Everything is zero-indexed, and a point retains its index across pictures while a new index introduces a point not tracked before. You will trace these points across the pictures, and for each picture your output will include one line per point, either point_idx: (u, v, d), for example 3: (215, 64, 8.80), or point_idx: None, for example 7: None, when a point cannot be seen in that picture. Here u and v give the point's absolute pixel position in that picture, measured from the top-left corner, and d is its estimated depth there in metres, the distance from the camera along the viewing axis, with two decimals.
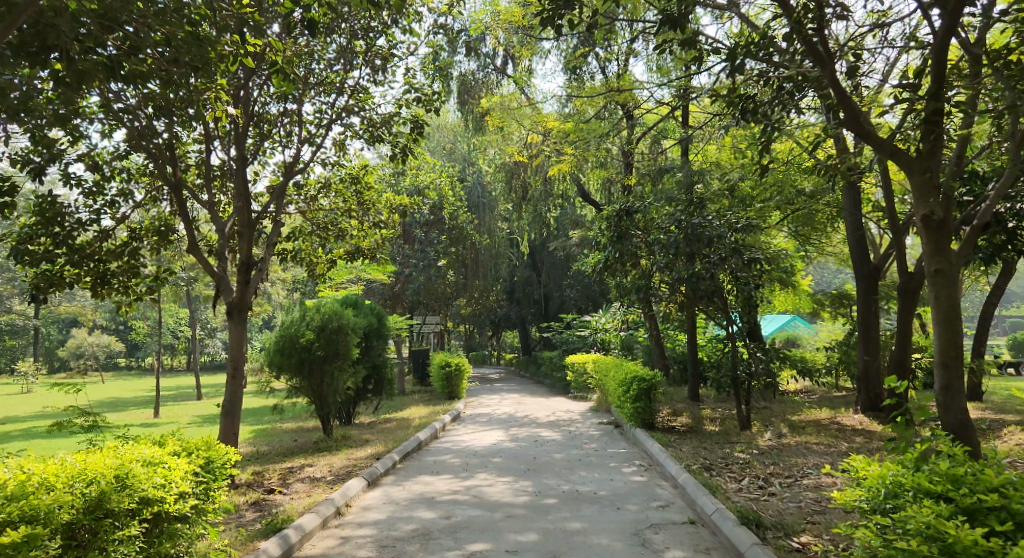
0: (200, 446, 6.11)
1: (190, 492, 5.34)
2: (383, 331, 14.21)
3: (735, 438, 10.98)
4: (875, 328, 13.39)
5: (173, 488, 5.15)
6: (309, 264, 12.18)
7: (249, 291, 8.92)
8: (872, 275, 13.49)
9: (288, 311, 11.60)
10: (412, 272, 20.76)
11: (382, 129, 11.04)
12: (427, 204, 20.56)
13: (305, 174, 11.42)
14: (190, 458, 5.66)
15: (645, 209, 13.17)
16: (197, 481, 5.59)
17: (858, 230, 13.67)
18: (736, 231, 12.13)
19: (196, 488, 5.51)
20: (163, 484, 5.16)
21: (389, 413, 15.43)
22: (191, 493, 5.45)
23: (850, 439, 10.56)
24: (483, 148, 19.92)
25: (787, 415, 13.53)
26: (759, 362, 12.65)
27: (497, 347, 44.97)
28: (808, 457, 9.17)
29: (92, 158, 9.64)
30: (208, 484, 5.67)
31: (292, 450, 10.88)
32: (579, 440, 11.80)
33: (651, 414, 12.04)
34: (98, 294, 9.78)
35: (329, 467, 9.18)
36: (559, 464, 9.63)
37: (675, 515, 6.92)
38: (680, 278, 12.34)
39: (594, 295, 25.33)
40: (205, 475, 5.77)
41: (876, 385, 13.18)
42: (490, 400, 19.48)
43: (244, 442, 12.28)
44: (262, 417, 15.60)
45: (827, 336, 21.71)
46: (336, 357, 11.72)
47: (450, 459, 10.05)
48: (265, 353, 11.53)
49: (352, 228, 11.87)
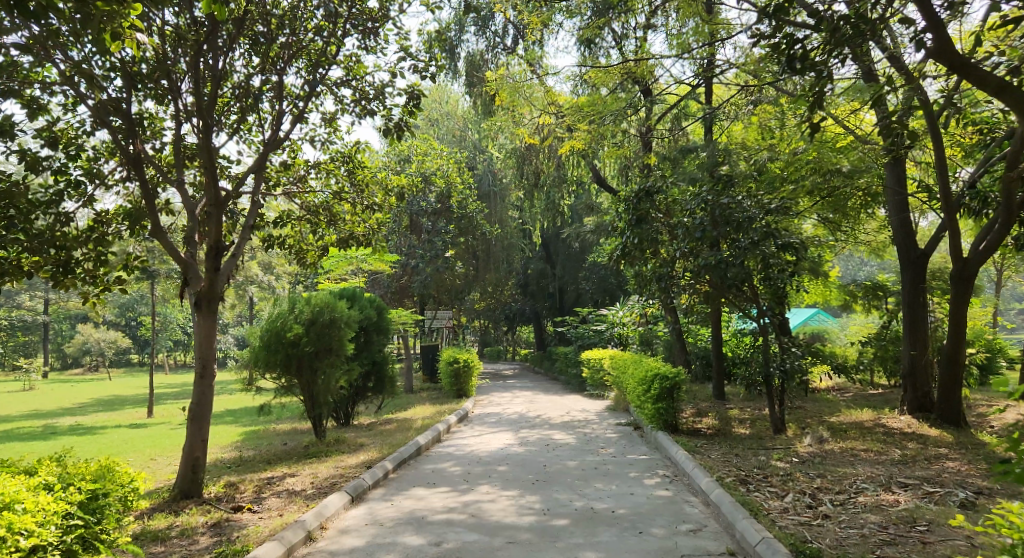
0: (89, 474, 5.36)
1: (47, 544, 4.62)
2: (382, 325, 13.17)
3: (770, 444, 9.88)
4: (923, 320, 12.23)
5: (16, 542, 4.42)
6: (299, 252, 11.13)
7: (220, 280, 7.81)
8: (919, 262, 12.31)
9: (275, 303, 10.57)
10: (418, 264, 19.46)
11: (375, 101, 9.95)
12: (434, 191, 19.53)
13: (292, 152, 10.38)
14: (63, 496, 4.92)
15: (669, 189, 11.96)
16: (68, 526, 4.86)
17: (903, 212, 12.52)
18: (769, 212, 10.95)
19: (61, 535, 4.76)
20: (5, 536, 4.43)
21: (392, 413, 14.39)
22: (55, 544, 4.72)
23: (902, 445, 9.45)
24: (494, 132, 18.85)
25: (824, 416, 12.40)
26: (793, 358, 11.51)
27: (511, 343, 43.83)
28: (858, 467, 8.06)
29: (51, 134, 8.59)
30: (83, 529, 4.94)
31: (278, 455, 9.86)
32: (595, 444, 10.70)
33: (675, 415, 10.95)
34: (61, 284, 8.56)
35: (314, 478, 8.14)
36: (572, 474, 8.54)
37: (709, 544, 5.83)
38: (706, 266, 11.18)
39: (611, 288, 24.26)
40: (81, 517, 5.00)
41: (924, 383, 12.06)
42: (501, 399, 18.41)
43: (229, 446, 11.26)
44: (255, 417, 14.55)
45: (859, 330, 20.48)
46: (329, 353, 10.67)
47: (451, 468, 8.97)
48: (250, 349, 10.47)
49: (345, 213, 10.82)
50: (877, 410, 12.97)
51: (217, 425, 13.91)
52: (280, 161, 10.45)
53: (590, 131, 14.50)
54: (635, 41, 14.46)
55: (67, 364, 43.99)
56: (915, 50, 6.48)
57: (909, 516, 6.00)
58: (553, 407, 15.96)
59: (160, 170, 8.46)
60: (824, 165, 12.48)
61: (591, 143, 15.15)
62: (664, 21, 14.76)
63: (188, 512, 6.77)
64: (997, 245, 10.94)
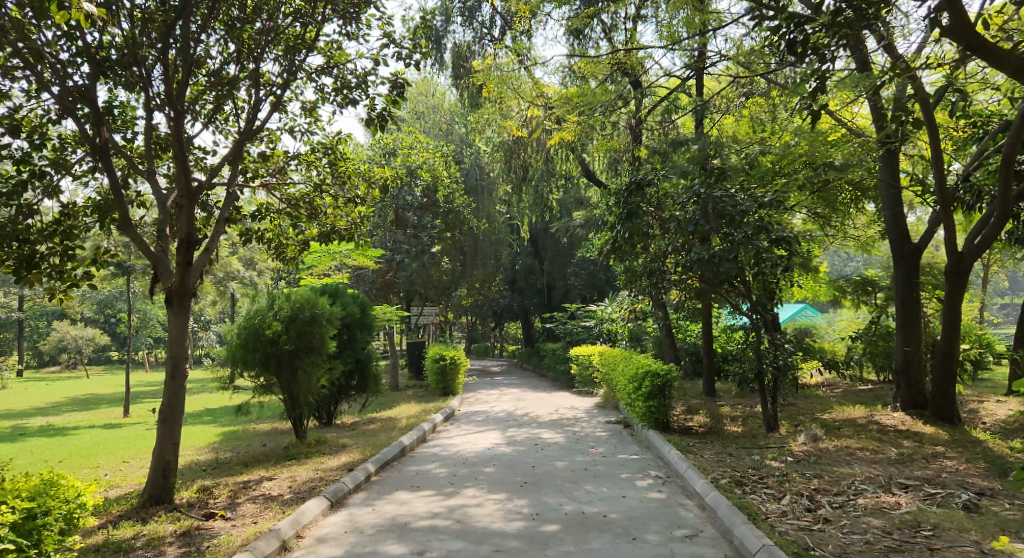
0: (23, 490, 5.14)
1: None
2: (366, 321, 12.84)
3: (764, 442, 9.62)
4: (916, 315, 11.99)
5: None
6: (279, 246, 10.77)
7: (192, 275, 7.48)
8: (913, 256, 12.07)
9: (254, 298, 10.22)
10: (404, 259, 19.06)
11: (357, 90, 9.62)
12: (420, 184, 19.19)
13: (269, 141, 10.05)
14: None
15: (661, 181, 11.65)
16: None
17: (897, 205, 12.27)
18: (763, 206, 10.62)
19: None
20: None
21: (376, 412, 14.06)
22: None
23: (898, 443, 9.21)
24: (481, 124, 18.52)
25: (817, 413, 12.18)
26: (785, 355, 11.28)
27: (499, 339, 43.52)
28: (856, 467, 7.80)
29: (14, 122, 8.25)
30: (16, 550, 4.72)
31: (257, 457, 9.53)
32: (584, 444, 10.42)
33: (666, 413, 10.69)
34: (24, 278, 8.22)
35: (292, 481, 7.82)
36: (562, 475, 8.24)
37: (706, 551, 5.56)
38: (698, 260, 10.91)
39: (599, 284, 24.00)
40: (14, 539, 4.76)
41: (918, 379, 11.83)
42: (488, 396, 18.11)
43: (206, 447, 10.91)
44: (235, 417, 14.18)
45: (849, 326, 20.28)
46: (310, 351, 10.34)
47: (435, 470, 8.65)
48: (227, 347, 10.11)
49: (326, 205, 10.49)
50: (870, 407, 12.75)
51: (196, 425, 13.55)
52: (257, 151, 10.10)
53: (579, 123, 14.20)
54: (625, 31, 14.17)
55: (47, 362, 43.34)
56: (935, 26, 6.43)
57: (913, 519, 5.73)
58: (540, 405, 15.68)
59: (129, 160, 8.11)
60: (816, 158, 12.23)
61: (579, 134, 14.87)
62: (654, 11, 14.48)
63: (156, 520, 6.45)
64: (993, 239, 10.71)
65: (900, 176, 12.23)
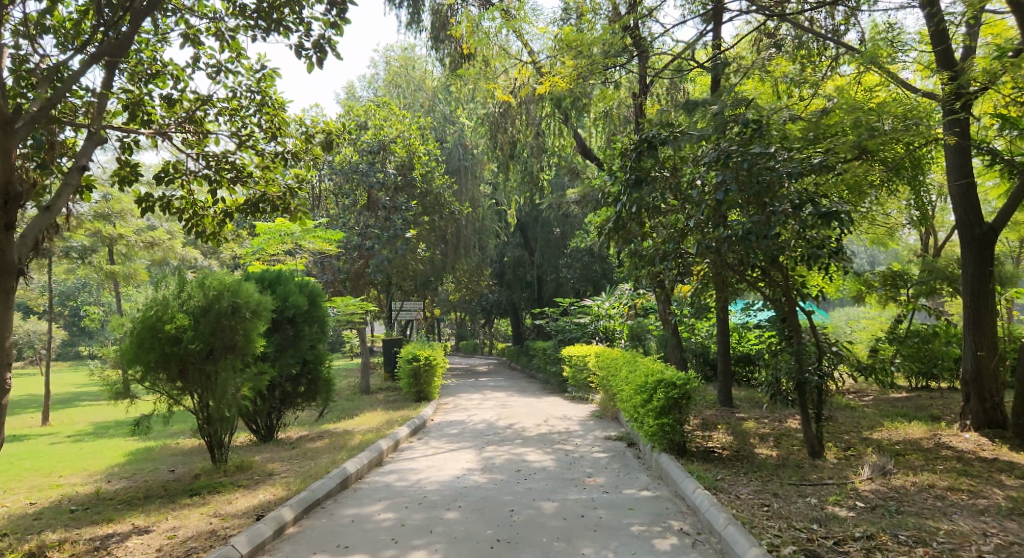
0: None
1: None
2: (314, 314, 10.53)
3: (815, 476, 7.38)
4: (989, 310, 9.78)
5: None
6: (192, 218, 8.29)
7: (14, 245, 5.31)
8: (986, 239, 9.84)
9: (155, 284, 7.85)
10: (374, 245, 16.18)
11: (286, 10, 7.35)
12: (393, 160, 16.99)
13: (178, 81, 7.79)
14: None
15: (678, 140, 9.27)
16: None
17: (966, 176, 10.02)
18: (810, 171, 8.39)
19: None
20: None
21: (330, 424, 11.74)
22: None
23: (996, 482, 7.03)
24: (463, 93, 16.21)
25: (865, 431, 9.93)
26: (832, 362, 9.00)
27: (489, 336, 40.91)
28: (962, 524, 5.64)
29: None
30: None
31: (149, 490, 7.25)
32: (579, 472, 8.17)
33: (682, 433, 8.41)
34: None
35: (169, 537, 5.60)
36: (552, 525, 6.03)
37: None
38: (729, 238, 8.58)
39: (595, 277, 21.68)
40: None
41: (992, 390, 9.65)
42: (469, 402, 15.89)
43: (102, 471, 8.67)
44: (161, 427, 11.82)
45: (874, 326, 18.02)
46: (229, 351, 8.02)
47: (381, 513, 6.44)
48: (119, 346, 7.80)
49: (253, 166, 8.24)
50: (925, 424, 10.53)
51: (109, 440, 11.18)
52: (161, 94, 7.84)
53: (576, 79, 11.91)
54: None
55: None
56: None
57: None
58: (527, 414, 13.42)
59: None
60: (867, 118, 9.91)
61: (576, 96, 12.58)
62: None
63: None
64: None
65: (971, 144, 10.01)
